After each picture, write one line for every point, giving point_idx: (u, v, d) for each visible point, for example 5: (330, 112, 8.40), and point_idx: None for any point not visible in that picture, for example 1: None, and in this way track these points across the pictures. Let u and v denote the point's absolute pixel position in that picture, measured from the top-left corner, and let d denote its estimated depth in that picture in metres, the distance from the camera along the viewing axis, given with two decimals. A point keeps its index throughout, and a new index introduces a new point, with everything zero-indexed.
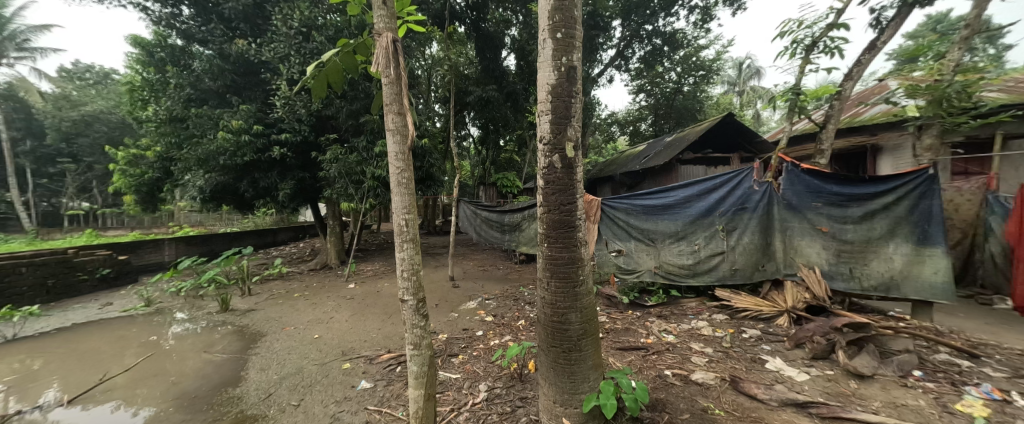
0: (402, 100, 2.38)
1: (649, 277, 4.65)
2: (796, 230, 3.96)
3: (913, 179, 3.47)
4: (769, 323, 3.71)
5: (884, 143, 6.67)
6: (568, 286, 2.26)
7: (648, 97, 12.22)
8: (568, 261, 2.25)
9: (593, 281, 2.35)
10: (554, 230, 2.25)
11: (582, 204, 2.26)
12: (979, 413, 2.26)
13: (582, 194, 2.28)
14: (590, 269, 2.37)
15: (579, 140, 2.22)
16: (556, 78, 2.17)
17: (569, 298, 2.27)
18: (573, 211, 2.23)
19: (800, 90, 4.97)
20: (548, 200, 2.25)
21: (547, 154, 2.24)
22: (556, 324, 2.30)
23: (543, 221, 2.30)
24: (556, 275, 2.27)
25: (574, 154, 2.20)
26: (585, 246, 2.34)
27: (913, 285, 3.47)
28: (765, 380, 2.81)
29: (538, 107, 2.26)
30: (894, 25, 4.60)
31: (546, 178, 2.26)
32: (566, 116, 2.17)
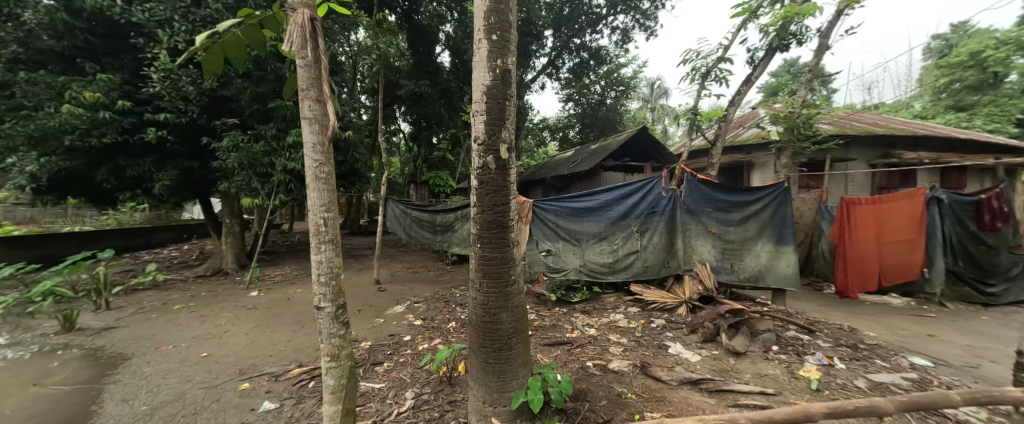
0: (321, 86, 2.17)
1: (574, 275, 4.93)
2: (694, 231, 4.61)
3: (773, 191, 4.38)
4: (671, 313, 4.24)
5: (757, 160, 8.12)
6: (499, 286, 2.29)
7: (576, 106, 13.02)
8: (500, 261, 2.29)
9: (524, 280, 2.42)
10: (487, 231, 2.26)
11: (515, 204, 2.32)
12: (814, 376, 2.89)
13: (514, 195, 2.33)
14: (520, 268, 2.44)
15: (512, 143, 2.28)
16: (492, 79, 2.19)
17: (501, 298, 2.30)
18: (507, 211, 2.28)
19: (697, 110, 5.80)
20: (482, 200, 2.25)
21: (481, 154, 2.24)
22: (487, 324, 2.32)
23: (476, 220, 2.30)
24: (488, 275, 2.28)
25: (508, 155, 2.24)
26: (516, 246, 2.39)
27: (772, 275, 4.37)
28: (668, 363, 3.21)
29: (473, 107, 2.25)
30: (763, 64, 5.64)
31: (480, 179, 2.25)
32: (500, 116, 2.21)
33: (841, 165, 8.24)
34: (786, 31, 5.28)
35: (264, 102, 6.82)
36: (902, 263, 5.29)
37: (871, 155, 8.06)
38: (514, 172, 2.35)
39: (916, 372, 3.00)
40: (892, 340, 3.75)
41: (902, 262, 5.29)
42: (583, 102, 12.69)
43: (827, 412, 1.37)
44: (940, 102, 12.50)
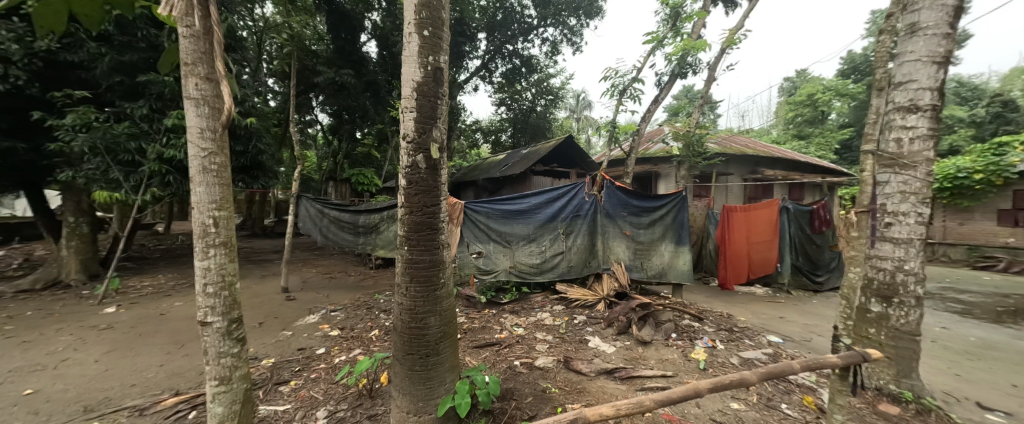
0: (213, 63, 1.89)
1: (503, 277, 4.99)
2: (612, 233, 5.05)
3: (673, 199, 5.09)
4: (592, 309, 4.57)
5: (662, 171, 9.25)
6: (427, 290, 2.21)
7: (508, 111, 13.24)
8: (429, 265, 2.21)
9: (454, 283, 2.38)
10: (415, 233, 2.16)
11: (446, 206, 2.27)
12: (702, 357, 3.40)
13: (445, 197, 2.28)
14: (450, 270, 2.39)
15: (444, 143, 2.24)
16: (422, 76, 2.12)
17: (429, 302, 2.22)
18: (437, 213, 2.22)
19: (616, 124, 6.39)
20: (411, 201, 2.15)
21: (409, 153, 2.14)
22: (413, 330, 2.21)
23: (404, 222, 2.19)
24: (416, 279, 2.19)
25: (439, 156, 2.19)
26: (446, 249, 2.34)
27: (672, 272, 5.04)
28: (588, 356, 3.47)
29: (402, 103, 2.15)
30: (668, 87, 6.48)
31: (409, 178, 2.15)
32: (433, 114, 2.16)
33: (725, 178, 9.86)
34: (685, 61, 6.14)
35: (130, 74, 5.55)
36: (763, 260, 6.53)
37: (745, 170, 9.79)
38: (445, 172, 2.31)
39: (773, 348, 3.72)
40: (757, 323, 4.59)
41: (764, 258, 6.53)
42: (515, 107, 12.97)
43: (712, 390, 1.55)
44: (789, 131, 15.77)
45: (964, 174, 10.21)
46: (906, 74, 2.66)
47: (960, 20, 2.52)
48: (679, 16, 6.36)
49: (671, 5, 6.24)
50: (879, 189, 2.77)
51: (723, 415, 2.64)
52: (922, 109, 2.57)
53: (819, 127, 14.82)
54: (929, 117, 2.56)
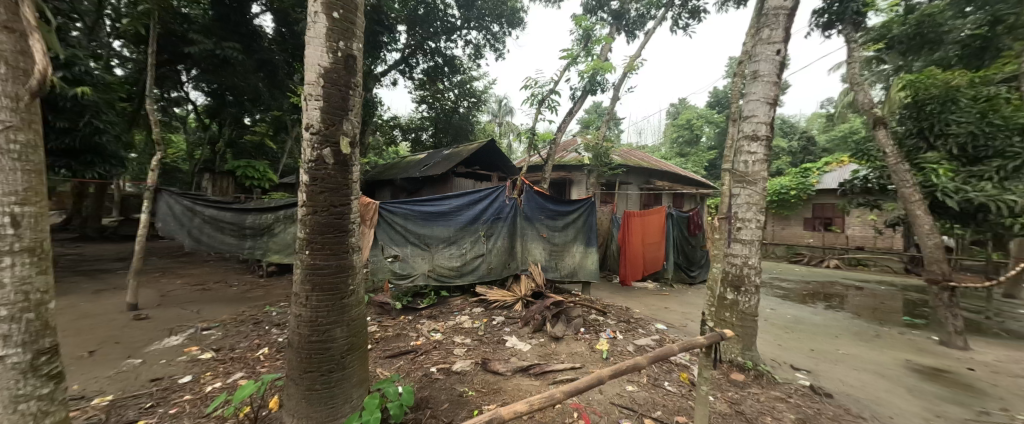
0: (14, 10, 1.55)
1: (421, 281, 4.78)
2: (530, 235, 5.30)
3: (582, 205, 5.64)
4: (510, 309, 4.68)
5: (575, 178, 10.02)
6: (333, 299, 1.99)
7: (428, 109, 12.77)
8: (335, 270, 1.99)
9: (364, 290, 2.19)
10: (319, 235, 1.93)
11: (357, 206, 2.08)
12: (605, 347, 3.77)
13: (356, 196, 2.09)
14: (360, 276, 2.19)
15: (356, 138, 2.06)
16: (330, 62, 1.91)
17: (335, 312, 2.00)
18: (346, 214, 2.01)
19: (535, 131, 6.72)
20: (314, 200, 1.91)
21: (314, 146, 1.91)
22: (313, 345, 1.97)
23: (304, 223, 1.93)
24: (318, 288, 1.95)
25: (350, 151, 2.00)
26: (356, 253, 2.15)
27: (583, 271, 5.53)
28: (504, 356, 3.54)
29: (305, 89, 1.90)
30: (580, 102, 7.06)
31: (311, 175, 1.90)
32: (344, 105, 1.97)
33: (625, 187, 11.14)
34: (595, 79, 6.78)
35: None
36: (653, 258, 7.61)
37: (641, 181, 11.21)
38: (356, 170, 2.12)
39: (660, 335, 4.31)
40: (648, 314, 5.28)
41: (654, 257, 7.61)
42: (437, 107, 12.54)
43: (612, 376, 1.63)
44: (673, 149, 18.61)
45: (785, 191, 13.42)
46: (750, 110, 3.36)
47: (782, 72, 3.32)
48: (590, 37, 6.99)
49: (584, 27, 6.83)
50: (734, 200, 3.43)
51: (620, 397, 2.96)
52: (760, 138, 3.32)
53: (695, 147, 17.85)
54: (764, 146, 3.32)
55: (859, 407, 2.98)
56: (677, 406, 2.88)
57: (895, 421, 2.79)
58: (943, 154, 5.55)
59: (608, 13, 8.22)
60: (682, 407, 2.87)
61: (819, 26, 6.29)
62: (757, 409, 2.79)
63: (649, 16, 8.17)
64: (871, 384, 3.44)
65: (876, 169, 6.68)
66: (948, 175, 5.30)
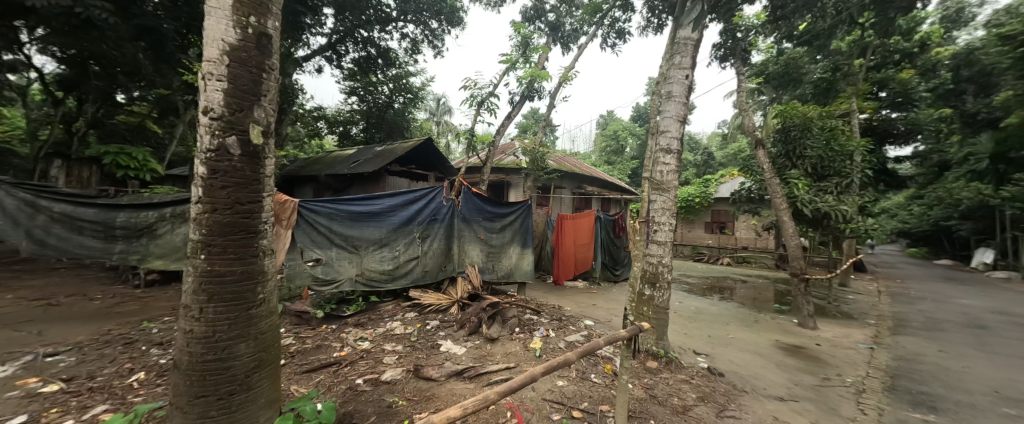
0: None
1: (349, 287, 4.41)
2: (468, 237, 5.30)
3: (518, 208, 5.87)
4: (445, 313, 4.56)
5: (513, 181, 10.21)
6: (236, 310, 1.72)
7: (359, 102, 11.85)
8: (241, 277, 1.72)
9: (276, 298, 1.95)
10: (219, 237, 1.65)
11: (270, 205, 1.84)
12: (538, 345, 3.89)
13: (269, 194, 1.85)
14: (272, 283, 1.94)
15: (269, 127, 1.82)
16: (239, 39, 1.66)
17: (239, 325, 1.74)
18: (255, 214, 1.76)
19: (474, 133, 6.69)
20: (214, 196, 1.63)
21: (216, 134, 1.64)
22: (209, 365, 1.67)
23: (199, 223, 1.64)
24: (218, 298, 1.67)
25: (262, 141, 1.76)
26: (268, 257, 1.90)
27: (518, 272, 5.76)
28: (438, 360, 3.45)
29: (204, 66, 1.61)
30: (518, 107, 7.23)
31: (210, 166, 1.61)
32: (255, 89, 1.72)
33: (559, 191, 11.67)
34: (532, 86, 6.99)
35: None
36: (584, 259, 8.09)
37: (574, 186, 11.86)
38: (270, 162, 1.86)
39: (588, 330, 4.60)
40: (577, 311, 5.60)
41: (584, 257, 8.11)
42: (369, 100, 11.71)
43: (544, 373, 1.68)
44: (602, 157, 20.09)
45: (692, 198, 15.36)
46: (665, 126, 3.78)
47: (689, 95, 3.81)
48: (528, 45, 7.20)
49: (522, 35, 7.02)
50: (652, 205, 3.82)
51: (552, 393, 3.09)
52: (673, 152, 3.77)
53: (620, 157, 19.50)
54: (675, 159, 3.77)
55: (743, 382, 3.55)
56: (603, 396, 3.10)
57: (768, 391, 3.38)
58: (802, 172, 6.89)
59: (545, 23, 8.56)
60: (606, 396, 3.10)
61: (718, 57, 7.37)
62: (668, 392, 3.14)
63: (581, 31, 8.73)
64: (751, 362, 4.12)
65: (757, 182, 8.06)
66: (805, 189, 6.61)
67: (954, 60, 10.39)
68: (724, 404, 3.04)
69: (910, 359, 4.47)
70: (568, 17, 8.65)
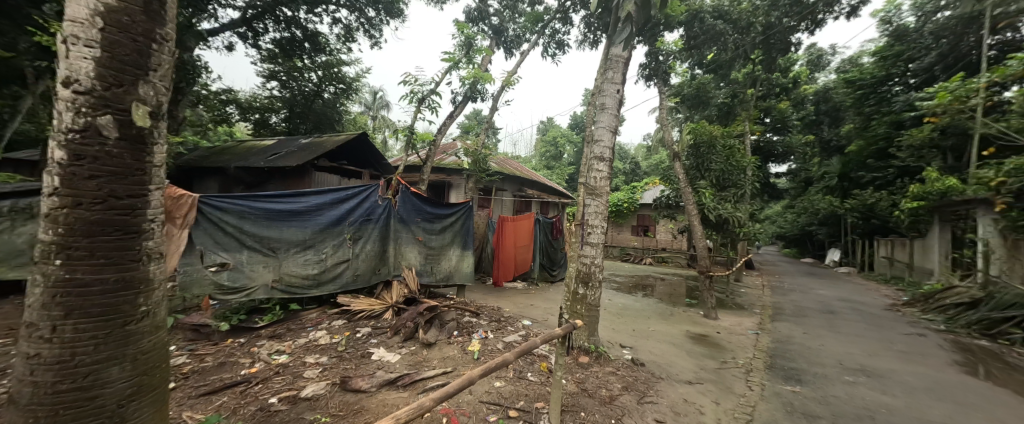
0: None
1: (263, 295, 3.91)
2: (404, 239, 5.10)
3: (459, 209, 5.86)
4: (378, 319, 4.30)
5: (454, 181, 10.02)
6: (108, 326, 1.40)
7: (281, 89, 10.56)
8: (116, 285, 1.42)
9: (165, 310, 1.64)
10: (84, 237, 1.33)
11: (159, 201, 1.56)
12: (477, 348, 3.87)
13: (157, 187, 1.56)
14: (160, 292, 1.63)
15: (162, 108, 1.53)
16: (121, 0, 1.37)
17: (110, 344, 1.42)
18: (138, 209, 1.47)
19: (413, 130, 6.45)
20: (80, 186, 1.31)
21: (85, 111, 1.33)
22: (63, 397, 1.33)
23: (54, 220, 1.31)
24: (80, 313, 1.34)
25: (151, 124, 1.48)
26: (155, 262, 1.59)
27: (457, 274, 5.74)
28: (369, 370, 3.23)
29: (69, 27, 1.31)
30: (461, 107, 7.15)
31: (73, 151, 1.30)
32: (142, 62, 1.44)
33: (501, 193, 11.78)
34: (475, 87, 6.95)
35: None
36: (523, 260, 8.28)
37: (515, 188, 12.06)
38: (160, 149, 1.57)
39: (526, 330, 4.70)
40: (515, 312, 5.69)
41: (523, 258, 8.29)
42: (293, 87, 10.52)
43: (482, 375, 1.67)
44: (541, 162, 20.82)
45: (621, 204, 16.66)
46: (599, 135, 4.05)
47: (620, 107, 4.13)
48: (471, 45, 7.16)
49: (466, 35, 6.96)
50: (586, 209, 4.06)
51: (489, 394, 3.10)
52: (605, 160, 4.05)
53: (558, 162, 20.44)
54: (607, 167, 4.06)
55: (660, 370, 3.94)
56: (537, 394, 3.19)
57: (679, 376, 3.81)
58: (708, 182, 7.92)
59: (488, 26, 8.59)
60: (541, 393, 3.20)
61: (644, 76, 8.13)
62: (597, 385, 3.35)
63: (524, 38, 8.94)
64: (667, 351, 4.60)
65: (674, 190, 9.05)
66: (711, 197, 7.61)
67: (816, 96, 13.02)
68: (645, 391, 3.35)
69: (784, 340, 5.41)
70: (511, 23, 8.80)
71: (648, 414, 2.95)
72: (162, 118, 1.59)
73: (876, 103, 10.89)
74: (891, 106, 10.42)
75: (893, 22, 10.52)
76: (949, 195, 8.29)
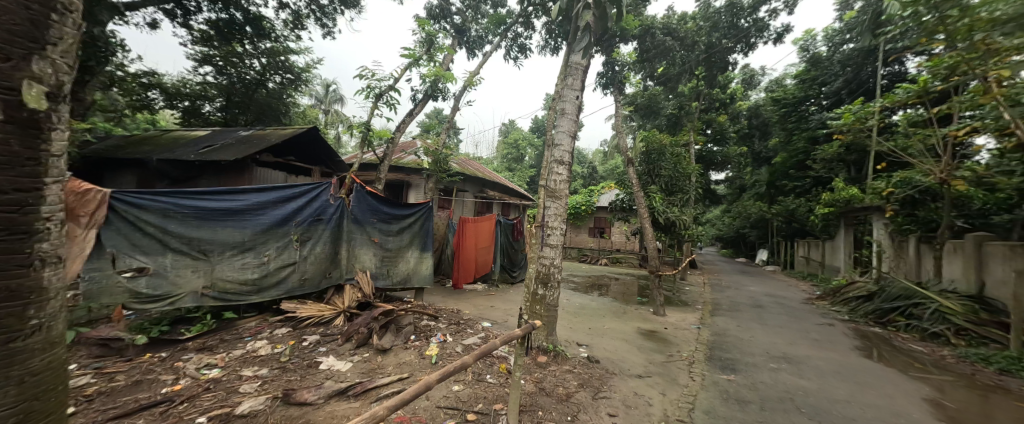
0: None
1: (191, 303, 3.50)
2: (358, 240, 4.86)
3: (418, 210, 5.70)
4: (328, 325, 4.05)
5: (413, 181, 9.73)
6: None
7: (216, 74, 9.42)
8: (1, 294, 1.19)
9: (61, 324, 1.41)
10: None
11: (58, 195, 1.34)
12: (435, 352, 3.78)
13: (55, 180, 1.33)
14: (56, 303, 1.40)
15: (62, 90, 1.31)
16: None
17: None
18: (29, 205, 1.25)
19: (370, 127, 6.17)
20: None
21: None
22: None
23: None
24: None
25: (48, 107, 1.25)
26: (52, 267, 1.36)
27: (415, 277, 5.58)
28: (317, 381, 3.01)
29: None
30: (421, 105, 6.97)
31: None
32: (37, 34, 1.22)
33: (461, 194, 11.65)
34: (436, 85, 6.81)
35: None
36: (483, 262, 8.25)
37: (476, 189, 11.98)
38: (59, 136, 1.35)
39: (485, 332, 4.67)
40: (474, 314, 5.64)
41: (484, 260, 8.26)
42: (231, 74, 9.41)
43: (439, 380, 1.61)
44: (503, 164, 20.95)
45: (579, 206, 17.23)
46: (559, 139, 4.16)
47: (579, 113, 4.26)
48: (432, 43, 7.01)
49: (426, 31, 6.80)
50: (546, 211, 4.13)
51: (447, 399, 3.03)
52: (565, 163, 4.16)
53: (519, 165, 20.69)
54: (566, 170, 4.18)
55: (614, 366, 4.12)
56: (496, 396, 3.18)
57: (630, 371, 4.01)
58: (658, 187, 8.46)
59: (450, 24, 8.48)
60: (499, 395, 3.20)
61: (601, 85, 8.49)
62: (554, 383, 3.42)
63: (486, 39, 8.91)
64: (620, 347, 4.82)
65: (628, 194, 9.54)
66: (660, 202, 8.14)
67: (749, 112, 14.44)
68: (599, 386, 3.48)
69: (721, 333, 5.92)
70: (474, 23, 8.74)
71: (602, 409, 3.07)
72: (61, 101, 1.36)
73: (796, 120, 12.29)
74: (808, 123, 11.84)
75: (809, 50, 12.18)
76: (853, 203, 9.59)
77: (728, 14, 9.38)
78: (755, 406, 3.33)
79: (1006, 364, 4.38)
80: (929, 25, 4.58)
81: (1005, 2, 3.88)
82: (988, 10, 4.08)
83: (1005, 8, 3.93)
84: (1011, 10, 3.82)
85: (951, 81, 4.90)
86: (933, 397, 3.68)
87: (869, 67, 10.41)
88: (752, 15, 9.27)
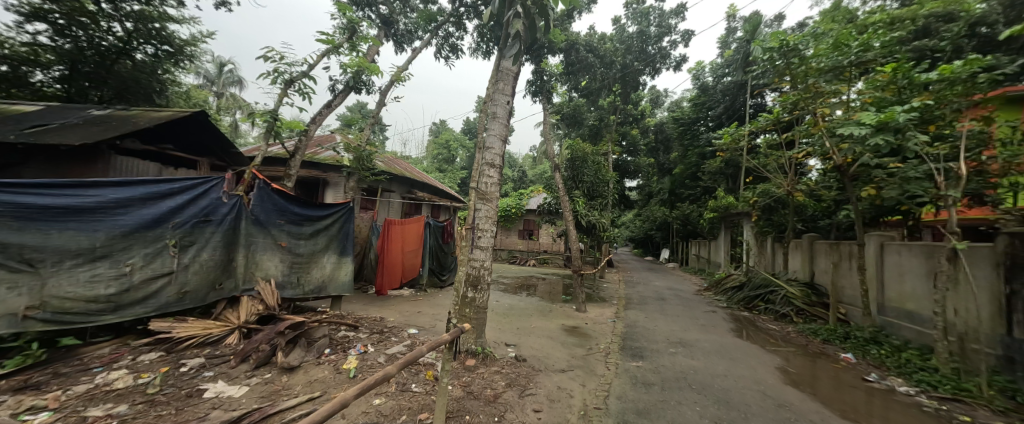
0: None
1: (6, 329, 2.55)
2: (261, 245, 4.25)
3: (336, 211, 5.25)
4: (216, 346, 3.46)
5: (331, 179, 8.85)
6: None
7: (53, 35, 7.24)
8: None
9: None
10: None
11: None
12: (353, 365, 3.46)
13: None
14: None
15: None
16: None
17: None
18: None
19: (277, 117, 5.44)
20: None
21: None
22: None
23: None
24: None
25: None
26: None
27: (332, 285, 5.09)
28: (199, 413, 2.50)
29: None
30: (340, 96, 6.39)
31: None
32: None
33: (387, 195, 10.97)
34: (359, 77, 6.31)
35: None
36: (410, 265, 7.86)
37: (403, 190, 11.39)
38: None
39: (410, 339, 4.45)
40: (399, 321, 5.32)
41: (411, 264, 7.87)
42: (77, 36, 7.34)
43: (357, 395, 1.35)
44: (432, 164, 20.41)
45: (509, 208, 17.62)
46: (490, 142, 4.18)
47: (509, 118, 4.34)
48: (355, 31, 6.51)
49: (348, 18, 6.27)
50: (477, 213, 4.10)
51: (366, 415, 2.81)
52: (495, 166, 4.19)
53: (449, 166, 20.39)
54: (497, 173, 4.22)
55: (540, 363, 4.27)
56: (422, 404, 3.05)
57: (555, 367, 4.19)
58: (581, 192, 9.14)
59: (376, 14, 7.95)
60: (425, 403, 3.07)
61: (530, 92, 8.81)
62: (482, 386, 3.41)
63: (416, 34, 8.59)
64: (544, 344, 5.03)
65: (553, 197, 10.06)
66: (582, 205, 8.75)
67: (656, 128, 16.48)
68: (526, 384, 3.58)
69: (631, 325, 6.59)
70: (402, 17, 8.36)
71: (528, 406, 3.16)
72: None
73: (690, 138, 14.41)
74: (699, 141, 13.98)
75: (700, 78, 14.38)
76: (731, 209, 11.55)
77: (639, 41, 10.80)
78: (657, 387, 3.78)
79: (828, 334, 5.68)
80: (780, 69, 5.79)
81: (826, 57, 5.27)
82: (815, 62, 5.37)
83: (826, 61, 5.28)
84: (830, 63, 5.20)
85: (795, 114, 6.12)
86: (782, 365, 4.60)
87: (741, 97, 12.74)
88: (657, 44, 10.83)
